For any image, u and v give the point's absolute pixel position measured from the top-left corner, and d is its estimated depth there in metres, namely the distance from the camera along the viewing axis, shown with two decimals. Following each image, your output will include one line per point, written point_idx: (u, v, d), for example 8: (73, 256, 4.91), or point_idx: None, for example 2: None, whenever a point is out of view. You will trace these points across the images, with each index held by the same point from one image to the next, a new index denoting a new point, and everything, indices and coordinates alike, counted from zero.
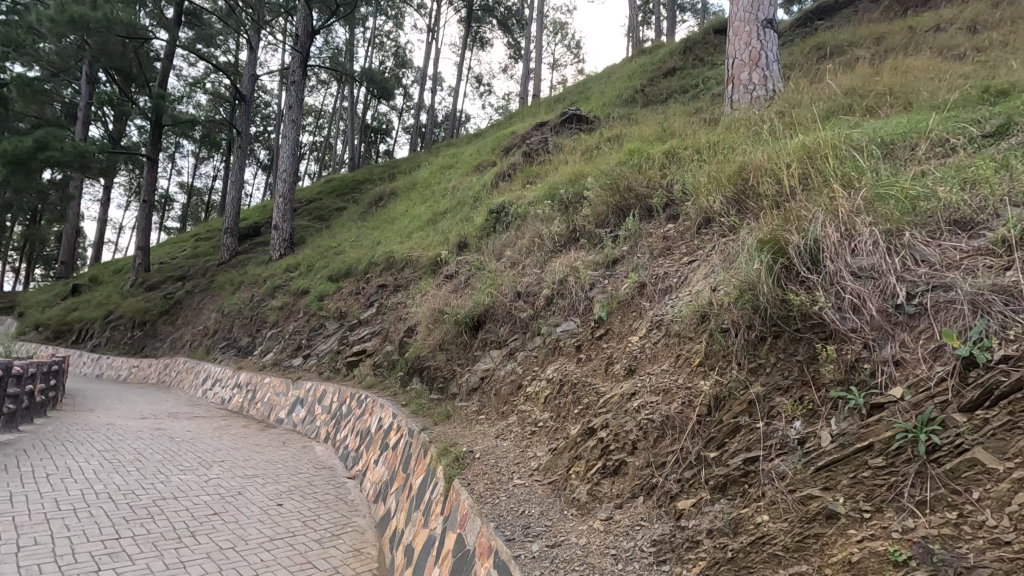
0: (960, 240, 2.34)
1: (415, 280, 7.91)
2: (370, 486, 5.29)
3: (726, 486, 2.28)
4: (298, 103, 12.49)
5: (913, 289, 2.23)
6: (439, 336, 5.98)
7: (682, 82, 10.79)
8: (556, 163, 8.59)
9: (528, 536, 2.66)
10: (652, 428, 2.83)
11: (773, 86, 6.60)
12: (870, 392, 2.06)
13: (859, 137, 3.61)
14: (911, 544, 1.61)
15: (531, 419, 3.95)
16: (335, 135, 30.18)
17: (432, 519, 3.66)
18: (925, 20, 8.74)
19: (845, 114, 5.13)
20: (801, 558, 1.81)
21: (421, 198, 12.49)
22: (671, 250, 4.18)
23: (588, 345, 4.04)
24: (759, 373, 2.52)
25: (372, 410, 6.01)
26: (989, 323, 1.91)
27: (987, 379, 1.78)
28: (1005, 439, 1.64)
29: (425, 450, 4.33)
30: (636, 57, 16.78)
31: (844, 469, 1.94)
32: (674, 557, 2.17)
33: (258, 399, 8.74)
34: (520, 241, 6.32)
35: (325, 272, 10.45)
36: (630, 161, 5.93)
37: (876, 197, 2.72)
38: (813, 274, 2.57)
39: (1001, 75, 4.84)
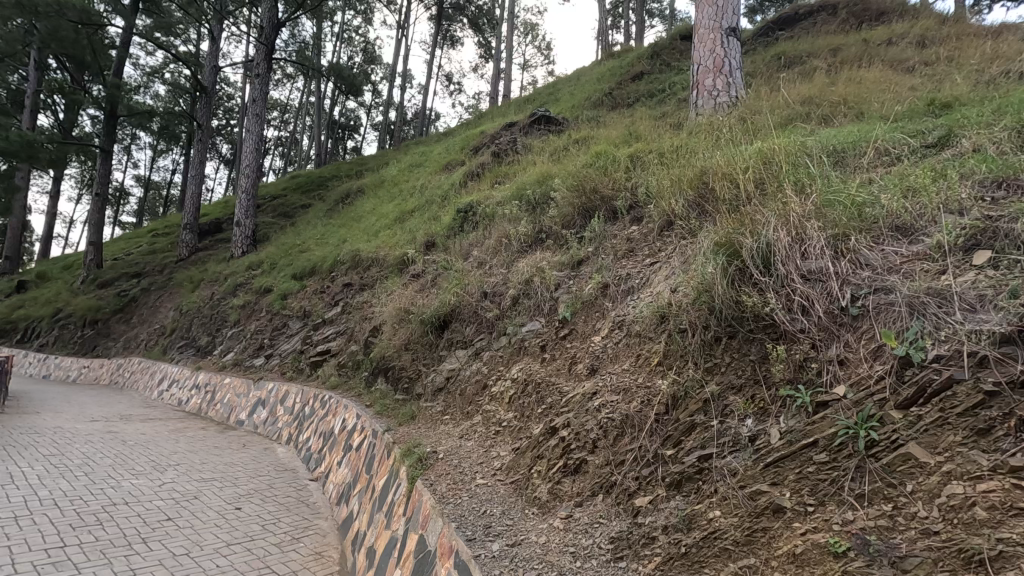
0: (901, 245, 2.45)
1: (382, 280, 7.81)
2: (333, 488, 5.20)
3: (681, 484, 2.33)
4: (263, 97, 12.15)
5: (857, 291, 2.32)
6: (404, 336, 5.94)
7: (649, 86, 10.99)
8: (525, 163, 8.62)
9: (488, 535, 2.68)
10: (612, 427, 2.88)
11: (736, 93, 6.78)
12: (816, 392, 2.14)
13: (813, 145, 3.74)
14: (849, 536, 1.68)
15: (495, 419, 3.96)
16: (302, 131, 29.55)
17: (395, 521, 3.63)
18: (878, 33, 9.13)
19: (802, 122, 5.30)
20: (749, 551, 1.88)
21: (389, 196, 12.36)
22: (634, 252, 4.24)
23: (552, 345, 4.06)
24: (714, 372, 2.59)
25: (335, 411, 5.92)
26: (924, 324, 2.00)
27: (922, 377, 1.87)
28: (936, 435, 1.72)
29: (389, 450, 4.30)
30: (606, 61, 17.01)
31: (791, 465, 2.01)
32: (630, 554, 2.22)
33: (217, 400, 8.49)
34: (487, 241, 6.32)
35: (289, 270, 10.24)
36: (596, 164, 6.00)
37: (826, 202, 2.82)
38: (765, 276, 2.65)
39: (946, 88, 5.09)
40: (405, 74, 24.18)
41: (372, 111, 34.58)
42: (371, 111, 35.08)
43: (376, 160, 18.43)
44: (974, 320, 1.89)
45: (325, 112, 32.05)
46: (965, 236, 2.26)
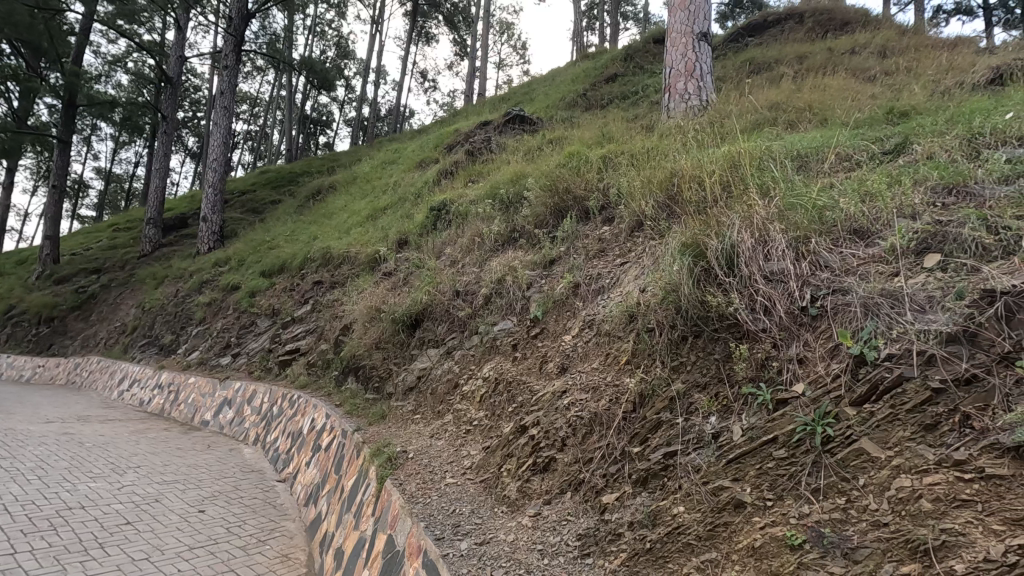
0: (858, 247, 2.52)
1: (353, 278, 7.70)
2: (301, 489, 5.11)
3: (647, 480, 2.37)
4: (231, 89, 11.83)
5: (816, 292, 2.39)
6: (375, 335, 5.87)
7: (623, 88, 11.11)
8: (499, 162, 8.62)
9: (457, 534, 2.68)
10: (581, 425, 2.90)
11: (706, 97, 6.90)
12: (776, 389, 2.20)
13: (778, 150, 3.84)
14: (805, 528, 1.74)
15: (466, 418, 3.95)
16: (273, 126, 28.92)
17: (364, 521, 3.59)
18: (842, 42, 9.41)
19: (769, 127, 5.43)
20: (711, 546, 1.93)
21: (362, 193, 12.20)
22: (605, 252, 4.28)
23: (523, 344, 4.08)
24: (680, 371, 2.64)
25: (304, 411, 5.82)
26: (877, 324, 2.06)
27: (875, 375, 1.93)
28: (886, 430, 1.79)
29: (359, 450, 4.26)
30: (581, 62, 17.12)
31: (751, 461, 2.06)
32: (597, 551, 2.26)
33: (181, 399, 8.25)
34: (460, 239, 6.30)
35: (257, 267, 10.01)
36: (570, 164, 6.04)
37: (788, 205, 2.89)
38: (729, 277, 2.71)
39: (904, 98, 5.28)
40: (379, 69, 23.89)
41: (345, 107, 34.04)
42: (345, 106, 34.55)
43: (348, 156, 18.17)
44: (924, 319, 1.96)
45: (297, 106, 31.43)
46: (917, 240, 2.34)
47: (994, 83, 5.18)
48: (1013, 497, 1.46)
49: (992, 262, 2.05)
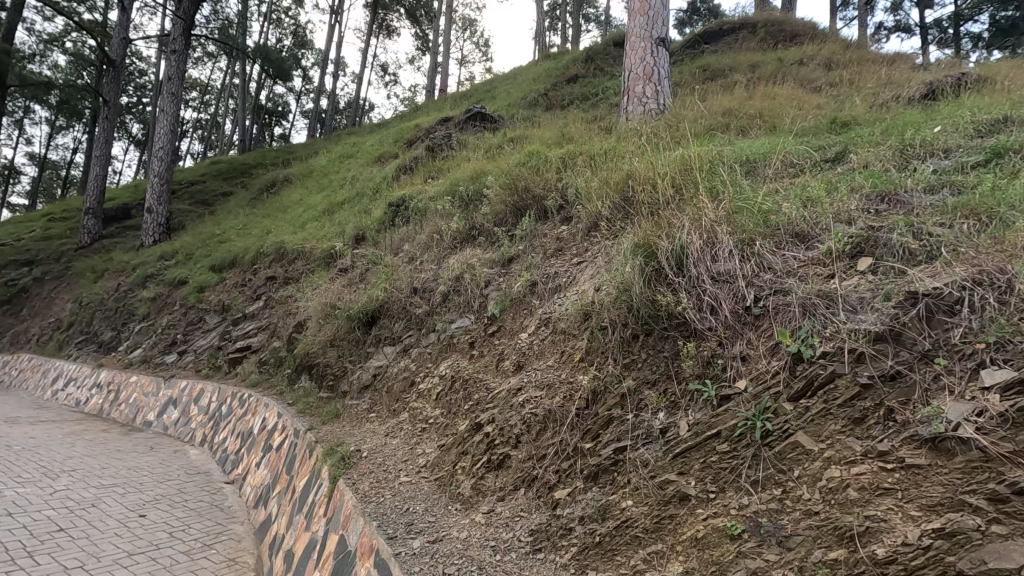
0: (799, 250, 2.61)
1: (308, 274, 7.52)
2: (250, 491, 4.96)
3: (598, 475, 2.43)
4: (179, 74, 11.29)
5: (759, 293, 2.46)
6: (330, 332, 5.76)
7: (583, 89, 11.25)
8: (459, 159, 8.57)
9: (410, 533, 2.69)
10: (535, 421, 2.93)
11: (663, 101, 7.06)
12: (721, 385, 2.28)
13: (729, 155, 3.97)
14: (744, 519, 1.83)
15: (422, 415, 3.92)
16: (224, 115, 27.82)
17: (315, 522, 3.53)
18: (791, 53, 9.80)
19: (721, 132, 5.61)
20: (658, 538, 2.02)
21: (318, 186, 11.92)
22: (562, 251, 4.33)
23: (480, 342, 4.08)
24: (631, 368, 2.70)
25: (255, 410, 5.65)
26: (814, 323, 2.16)
27: (810, 371, 2.03)
28: (819, 424, 1.89)
29: (311, 450, 4.17)
30: (543, 61, 17.23)
31: (696, 455, 2.14)
32: (548, 546, 2.32)
33: (121, 399, 7.86)
34: (419, 236, 6.24)
35: (206, 261, 9.64)
36: (529, 163, 6.08)
37: (736, 209, 2.97)
38: (678, 277, 2.77)
39: (846, 109, 5.56)
40: (338, 61, 23.34)
41: (302, 98, 33.08)
42: (301, 97, 33.60)
43: (305, 149, 17.70)
44: (855, 319, 2.07)
45: (251, 95, 30.33)
46: (852, 244, 2.45)
47: (927, 97, 5.52)
48: (929, 484, 1.57)
49: (917, 266, 2.18)
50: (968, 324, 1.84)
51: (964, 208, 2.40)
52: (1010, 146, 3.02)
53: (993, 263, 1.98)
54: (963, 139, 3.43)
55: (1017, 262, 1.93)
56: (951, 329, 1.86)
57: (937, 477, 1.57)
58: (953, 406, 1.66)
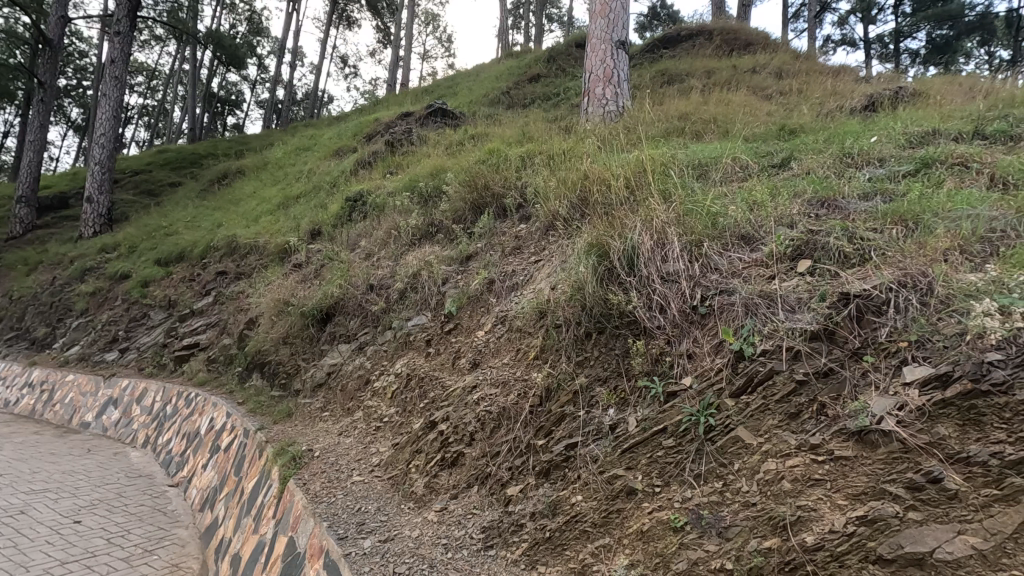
0: (744, 252, 2.69)
1: (261, 269, 7.29)
2: (196, 494, 4.78)
3: (549, 471, 2.47)
4: (123, 58, 10.72)
5: (706, 292, 2.54)
6: (283, 329, 5.60)
7: (545, 89, 11.32)
8: (418, 155, 8.47)
9: (361, 533, 2.67)
10: (489, 419, 2.94)
11: (622, 103, 7.17)
12: (668, 382, 2.35)
13: (682, 159, 4.07)
14: (687, 512, 1.90)
15: (376, 414, 3.87)
16: (172, 102, 26.53)
17: (263, 524, 3.45)
18: (744, 61, 10.12)
19: (677, 135, 5.74)
20: (606, 532, 2.08)
21: (273, 179, 11.56)
22: (520, 250, 4.35)
23: (437, 340, 4.06)
24: (583, 365, 2.75)
25: (202, 410, 5.45)
26: (755, 323, 2.24)
27: (751, 368, 2.11)
28: (758, 419, 1.97)
29: (261, 450, 4.07)
30: (505, 59, 17.23)
31: (643, 450, 2.20)
32: (500, 542, 2.35)
33: (56, 400, 7.42)
34: (376, 232, 6.15)
35: (151, 255, 9.20)
36: (488, 161, 6.07)
37: (686, 211, 3.03)
38: (629, 276, 2.83)
39: (794, 117, 5.79)
40: (296, 51, 22.66)
41: (257, 87, 31.95)
42: (256, 87, 32.44)
43: (259, 140, 17.13)
44: (793, 319, 2.16)
45: (202, 82, 29.05)
46: (792, 247, 2.54)
47: (867, 108, 5.81)
48: (855, 475, 1.66)
49: (850, 269, 2.29)
50: (894, 324, 1.95)
51: (894, 215, 2.54)
52: (938, 157, 3.21)
53: (917, 266, 2.10)
54: (896, 149, 3.64)
55: (938, 265, 2.06)
56: (878, 328, 1.97)
57: (862, 468, 1.67)
58: (878, 401, 1.76)
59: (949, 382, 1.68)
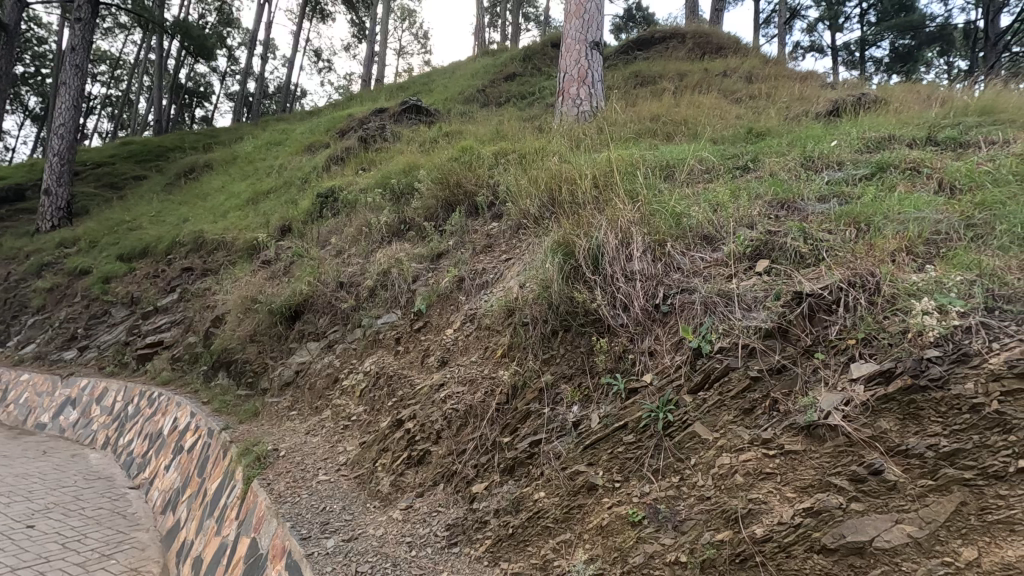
0: (705, 251, 2.74)
1: (228, 265, 7.12)
2: (157, 496, 4.66)
3: (513, 468, 2.48)
4: (85, 45, 10.34)
5: (668, 291, 2.58)
6: (250, 327, 5.49)
7: (520, 88, 11.33)
8: (392, 152, 8.39)
9: (324, 533, 2.65)
10: (456, 417, 2.94)
11: (597, 103, 7.23)
12: (629, 379, 2.39)
13: (652, 159, 4.12)
14: (644, 506, 1.95)
15: (345, 413, 3.82)
16: (137, 92, 25.66)
17: (226, 526, 3.39)
18: (715, 64, 10.31)
19: (649, 136, 5.80)
20: (567, 527, 2.11)
21: (242, 174, 11.30)
22: (492, 248, 4.34)
23: (406, 337, 4.04)
24: (549, 363, 2.76)
25: (165, 410, 5.31)
26: (713, 321, 2.29)
27: (709, 366, 2.15)
28: (715, 415, 2.01)
29: (226, 451, 3.99)
30: (481, 58, 17.19)
31: (604, 446, 2.23)
32: (464, 539, 2.36)
33: (10, 401, 7.14)
34: (347, 228, 6.07)
35: (113, 250, 8.91)
36: (461, 159, 6.05)
37: (651, 211, 3.07)
38: (594, 275, 2.86)
39: (763, 120, 5.92)
40: (267, 43, 22.16)
41: (227, 80, 31.13)
42: (226, 79, 31.64)
43: (229, 133, 16.72)
44: (749, 317, 2.21)
45: (169, 73, 28.17)
46: (752, 247, 2.60)
47: (831, 114, 5.98)
48: (803, 468, 1.73)
49: (805, 268, 2.36)
50: (843, 322, 2.01)
51: (848, 217, 2.62)
52: (892, 161, 3.33)
53: (865, 266, 2.17)
54: (854, 153, 3.76)
55: (884, 266, 2.13)
56: (829, 327, 2.03)
57: (811, 461, 1.73)
58: (826, 397, 1.82)
59: (891, 378, 1.75)
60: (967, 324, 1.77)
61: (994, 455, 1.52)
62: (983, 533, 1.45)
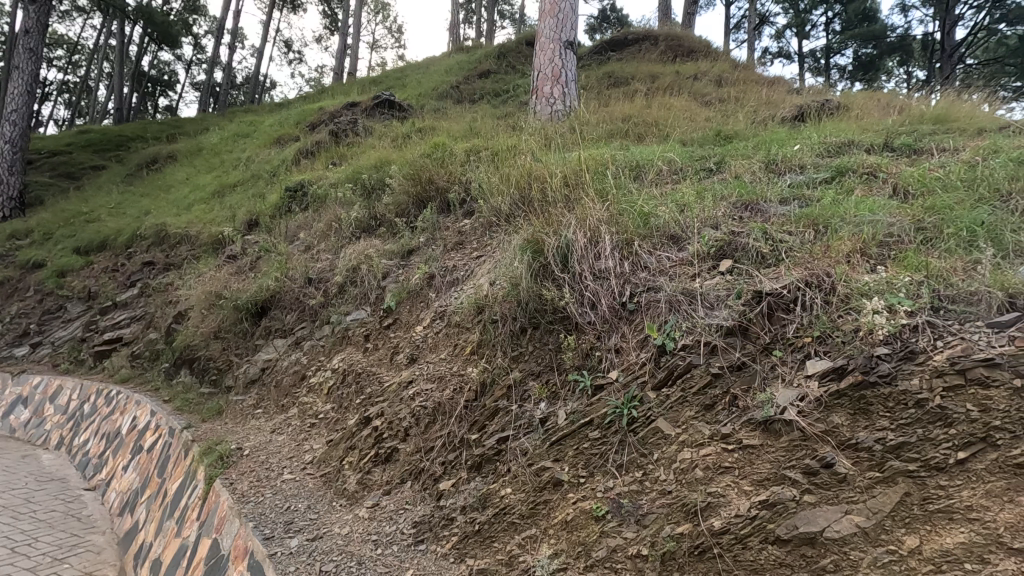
0: (672, 251, 2.79)
1: (192, 260, 6.93)
2: (115, 498, 4.52)
3: (481, 465, 2.49)
4: (40, 27, 9.89)
5: (635, 290, 2.61)
6: (214, 323, 5.36)
7: (495, 85, 11.31)
8: (363, 147, 8.28)
9: (288, 532, 2.61)
10: (424, 414, 2.93)
11: (570, 103, 7.26)
12: (596, 376, 2.42)
13: (623, 160, 4.17)
14: (609, 501, 1.99)
15: (311, 411, 3.76)
16: (96, 79, 24.65)
17: (186, 527, 3.31)
18: (687, 67, 10.48)
19: (620, 137, 5.87)
20: (533, 522, 2.13)
21: (207, 166, 11.00)
22: (463, 245, 4.33)
23: (375, 335, 4.00)
24: (518, 360, 2.78)
25: (124, 409, 5.14)
26: (678, 319, 2.33)
27: (673, 363, 2.19)
28: (677, 411, 2.06)
29: (187, 450, 3.89)
30: (456, 54, 17.10)
31: (570, 442, 2.25)
32: (430, 536, 2.36)
33: None
34: (317, 223, 5.97)
35: (69, 243, 8.57)
36: (434, 155, 6.01)
37: (620, 210, 3.10)
38: (563, 273, 2.88)
39: (731, 123, 6.05)
40: (236, 32, 21.55)
41: (192, 68, 30.17)
42: (192, 68, 30.66)
43: (194, 123, 16.24)
44: (712, 315, 2.26)
45: (130, 60, 27.13)
46: (716, 247, 2.66)
47: (796, 119, 6.15)
48: (760, 462, 1.79)
49: (765, 268, 2.43)
50: (800, 320, 2.07)
51: (806, 219, 2.70)
52: (850, 166, 3.45)
53: (822, 266, 2.24)
54: (816, 157, 3.88)
55: (839, 266, 2.20)
56: (787, 325, 2.09)
57: (767, 455, 1.79)
58: (782, 393, 1.88)
59: (844, 374, 1.81)
60: (914, 323, 1.84)
61: (936, 447, 1.59)
62: (924, 522, 1.52)
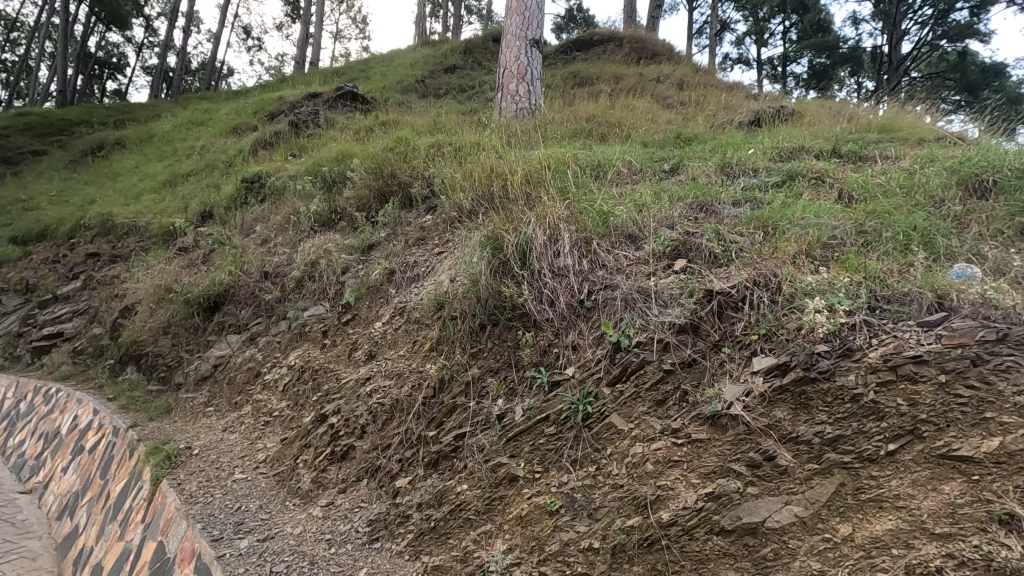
0: (629, 249, 2.84)
1: (141, 252, 6.63)
2: (53, 501, 4.30)
3: (437, 462, 2.48)
4: None
5: (592, 288, 2.64)
6: (163, 318, 5.14)
7: (460, 80, 11.24)
8: (324, 139, 8.09)
9: (238, 533, 2.55)
10: (381, 411, 2.89)
11: (535, 101, 7.27)
12: (553, 372, 2.44)
13: (585, 159, 4.21)
14: (562, 496, 2.01)
15: (265, 409, 3.66)
16: (36, 59, 23.21)
17: (129, 530, 3.18)
18: (650, 70, 10.66)
19: (584, 136, 5.92)
20: (488, 518, 2.14)
21: (158, 154, 10.54)
22: (424, 241, 4.29)
23: (333, 331, 3.92)
24: (477, 357, 2.78)
25: (64, 408, 4.89)
26: (633, 317, 2.38)
27: (627, 360, 2.24)
28: (630, 406, 2.10)
29: (132, 450, 3.73)
30: (421, 47, 16.90)
31: (526, 438, 2.27)
32: (385, 535, 2.33)
33: None
34: (274, 216, 5.80)
35: (4, 232, 8.06)
36: (396, 149, 5.93)
37: (580, 209, 3.13)
38: (522, 270, 2.89)
39: (690, 126, 6.18)
40: (191, 15, 20.68)
41: (143, 52, 28.77)
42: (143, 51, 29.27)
43: (145, 109, 15.52)
44: (665, 313, 2.31)
45: (75, 40, 25.65)
46: (671, 247, 2.72)
47: (753, 123, 6.33)
48: (707, 455, 1.84)
49: (717, 268, 2.49)
50: (748, 319, 2.14)
51: (757, 221, 2.80)
52: (800, 171, 3.58)
53: (769, 267, 2.32)
54: (769, 162, 4.01)
55: (785, 267, 2.29)
56: (735, 323, 2.15)
57: (713, 449, 1.85)
58: (729, 388, 1.94)
59: (787, 370, 1.89)
60: (852, 322, 1.93)
61: (869, 440, 1.68)
62: (857, 510, 1.60)
